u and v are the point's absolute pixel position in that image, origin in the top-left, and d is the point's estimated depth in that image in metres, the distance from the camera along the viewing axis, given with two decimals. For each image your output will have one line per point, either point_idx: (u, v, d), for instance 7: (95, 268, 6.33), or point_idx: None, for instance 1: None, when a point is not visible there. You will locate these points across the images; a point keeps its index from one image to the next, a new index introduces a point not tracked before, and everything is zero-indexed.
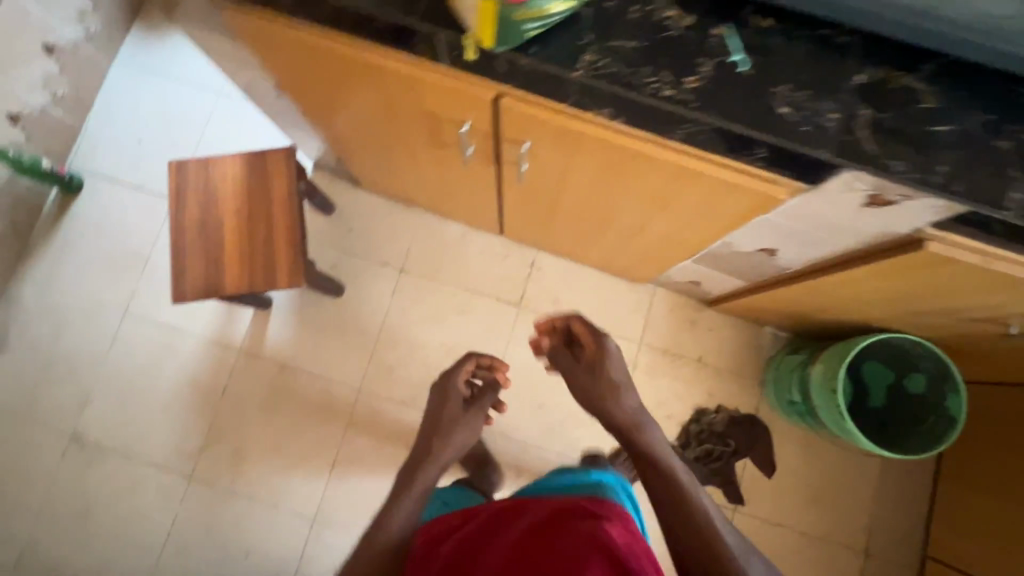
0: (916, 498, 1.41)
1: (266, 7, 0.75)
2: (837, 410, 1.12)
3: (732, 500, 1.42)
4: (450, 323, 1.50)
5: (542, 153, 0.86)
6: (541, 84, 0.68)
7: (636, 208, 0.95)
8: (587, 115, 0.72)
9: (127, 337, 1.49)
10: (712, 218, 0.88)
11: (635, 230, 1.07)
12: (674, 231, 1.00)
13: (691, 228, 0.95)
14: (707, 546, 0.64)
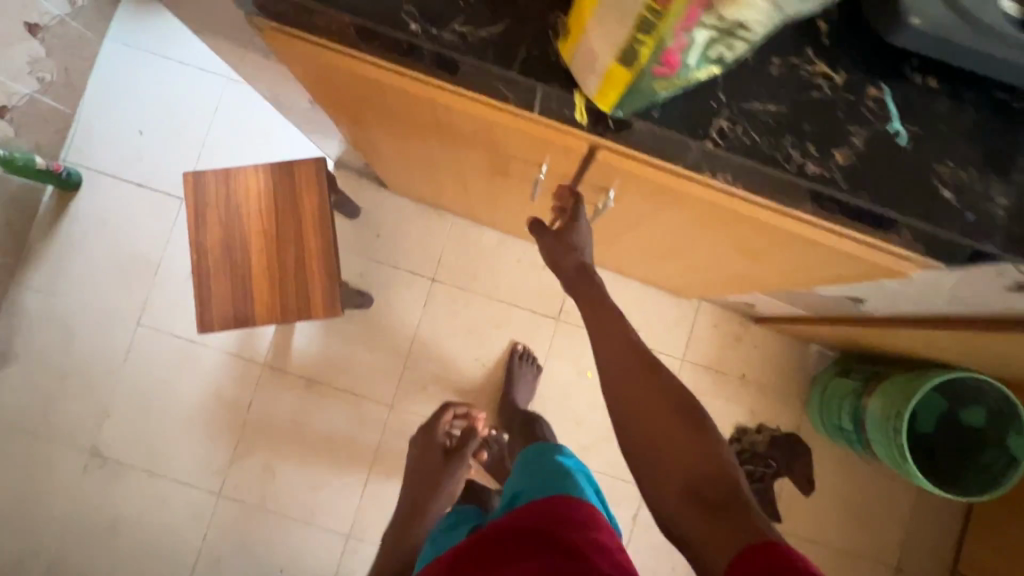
0: (952, 517, 1.42)
1: (319, 36, 0.63)
2: (899, 450, 1.09)
3: (770, 519, 1.41)
4: (485, 336, 1.43)
5: (629, 199, 0.76)
6: (655, 147, 0.58)
7: (720, 253, 0.87)
8: (700, 178, 0.62)
9: (141, 350, 1.41)
10: (810, 273, 0.80)
11: (706, 266, 0.99)
12: (755, 274, 0.92)
13: (777, 275, 0.87)
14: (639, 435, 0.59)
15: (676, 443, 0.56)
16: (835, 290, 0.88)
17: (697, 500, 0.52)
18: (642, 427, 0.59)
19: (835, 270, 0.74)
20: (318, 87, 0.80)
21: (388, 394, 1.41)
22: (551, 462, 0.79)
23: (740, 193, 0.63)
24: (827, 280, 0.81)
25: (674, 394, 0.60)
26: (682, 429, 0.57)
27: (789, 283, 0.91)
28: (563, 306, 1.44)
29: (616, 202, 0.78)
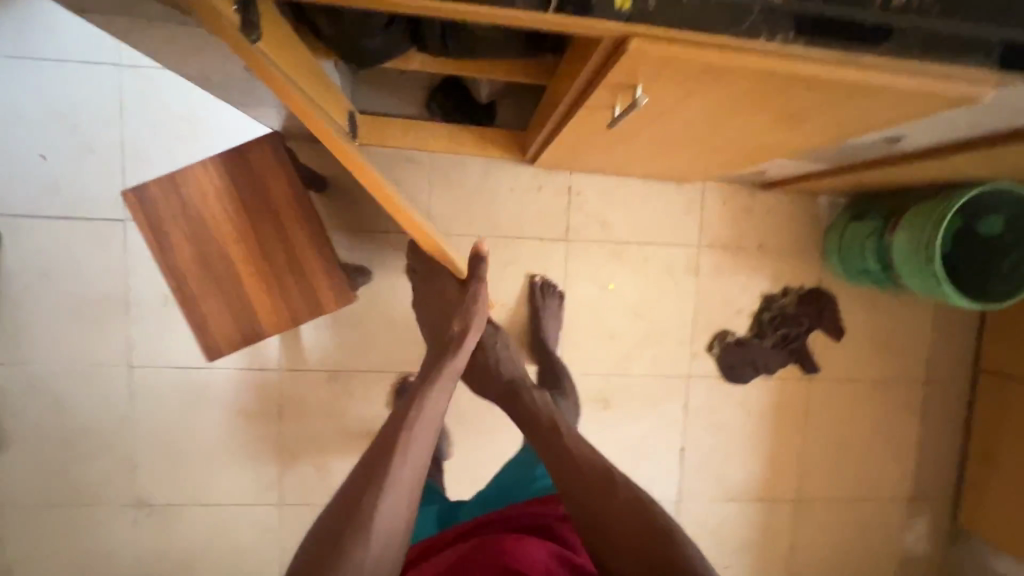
0: (969, 323, 1.50)
1: None
2: (934, 277, 1.10)
3: (809, 372, 1.47)
4: (499, 277, 1.36)
5: (659, 92, 0.67)
6: (708, 20, 0.49)
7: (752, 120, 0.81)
8: (756, 45, 0.54)
9: (144, 391, 1.30)
10: (850, 120, 0.75)
11: (726, 137, 0.93)
12: (784, 133, 0.86)
13: (811, 130, 0.82)
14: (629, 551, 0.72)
15: (647, 539, 0.72)
16: (870, 134, 0.84)
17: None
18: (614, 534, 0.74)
19: (881, 112, 0.70)
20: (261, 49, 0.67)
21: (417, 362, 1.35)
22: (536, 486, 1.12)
23: (806, 52, 0.54)
24: (868, 123, 0.76)
25: (637, 501, 0.76)
26: (646, 534, 0.72)
27: (823, 133, 0.85)
28: (569, 225, 1.37)
29: (648, 100, 0.69)
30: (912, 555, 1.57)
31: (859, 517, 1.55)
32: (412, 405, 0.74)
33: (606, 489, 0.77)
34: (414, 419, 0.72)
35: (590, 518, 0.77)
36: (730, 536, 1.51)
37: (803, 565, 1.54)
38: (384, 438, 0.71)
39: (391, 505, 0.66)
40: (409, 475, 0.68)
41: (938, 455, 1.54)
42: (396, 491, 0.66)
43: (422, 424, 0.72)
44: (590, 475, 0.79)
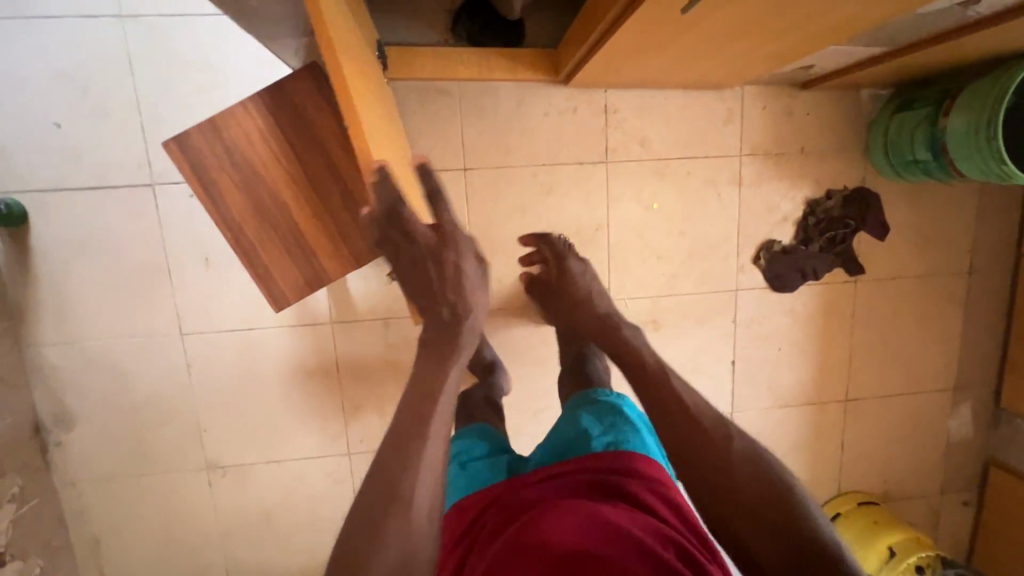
0: (1012, 207, 1.49)
1: None
2: (995, 155, 1.08)
3: (854, 274, 1.47)
4: (541, 208, 1.33)
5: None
6: None
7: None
8: None
9: (200, 357, 1.29)
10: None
11: (792, 18, 0.89)
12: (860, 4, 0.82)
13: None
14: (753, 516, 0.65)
15: (773, 511, 0.64)
16: None
17: (796, 559, 0.62)
18: (728, 501, 0.66)
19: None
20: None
21: None
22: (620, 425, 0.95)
23: None
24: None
25: (755, 465, 0.68)
26: (766, 501, 0.65)
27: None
28: (608, 145, 1.33)
29: None
30: (958, 439, 1.63)
31: (905, 409, 1.59)
32: (431, 384, 0.69)
33: (712, 450, 0.69)
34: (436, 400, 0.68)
35: (703, 487, 0.68)
36: (783, 441, 1.56)
37: (854, 460, 1.60)
38: (404, 421, 0.67)
39: (422, 491, 0.63)
40: (437, 458, 0.65)
41: (982, 341, 1.57)
42: (426, 476, 0.63)
43: (445, 404, 0.68)
44: (702, 431, 0.71)
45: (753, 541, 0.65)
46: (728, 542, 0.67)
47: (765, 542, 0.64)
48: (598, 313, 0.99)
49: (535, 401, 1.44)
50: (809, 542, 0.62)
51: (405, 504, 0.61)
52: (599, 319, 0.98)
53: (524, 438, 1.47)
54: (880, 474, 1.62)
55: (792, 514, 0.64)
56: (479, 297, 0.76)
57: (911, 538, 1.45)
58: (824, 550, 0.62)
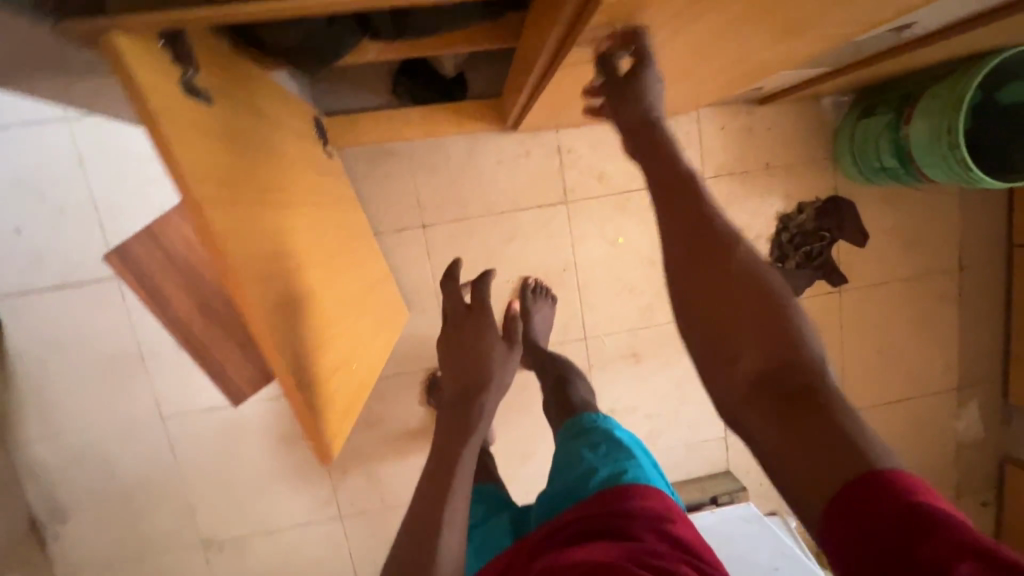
0: (996, 200, 1.44)
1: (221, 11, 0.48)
2: (959, 163, 1.03)
3: (837, 285, 1.43)
4: (505, 254, 1.32)
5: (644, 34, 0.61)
6: None
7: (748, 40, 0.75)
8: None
9: (184, 438, 1.30)
10: (855, 20, 0.69)
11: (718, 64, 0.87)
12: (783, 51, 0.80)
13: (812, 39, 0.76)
14: (732, 316, 0.48)
15: (761, 319, 0.47)
16: (877, 27, 0.78)
17: (775, 383, 0.45)
18: (708, 304, 0.50)
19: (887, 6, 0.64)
20: (220, 88, 0.63)
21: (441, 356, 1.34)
22: (617, 455, 0.89)
23: None
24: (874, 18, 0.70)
25: (760, 269, 0.50)
26: (755, 308, 0.47)
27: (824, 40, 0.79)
28: (566, 184, 1.31)
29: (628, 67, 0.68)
30: (968, 440, 1.57)
31: (909, 414, 1.54)
32: (451, 454, 0.70)
33: (709, 243, 0.51)
34: (456, 467, 0.69)
35: (690, 282, 0.51)
36: None
37: None
38: (426, 494, 0.66)
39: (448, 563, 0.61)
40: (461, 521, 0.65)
41: (982, 339, 1.51)
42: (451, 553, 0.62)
43: (465, 468, 0.69)
44: (709, 216, 0.52)
45: (733, 356, 0.48)
46: (707, 367, 0.49)
47: (743, 355, 0.47)
48: (642, 111, 0.60)
49: (522, 446, 1.43)
50: (803, 370, 0.45)
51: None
52: (639, 123, 0.60)
53: (515, 484, 1.45)
54: None
55: (787, 323, 0.47)
56: (506, 373, 0.82)
57: None
58: (824, 392, 0.43)
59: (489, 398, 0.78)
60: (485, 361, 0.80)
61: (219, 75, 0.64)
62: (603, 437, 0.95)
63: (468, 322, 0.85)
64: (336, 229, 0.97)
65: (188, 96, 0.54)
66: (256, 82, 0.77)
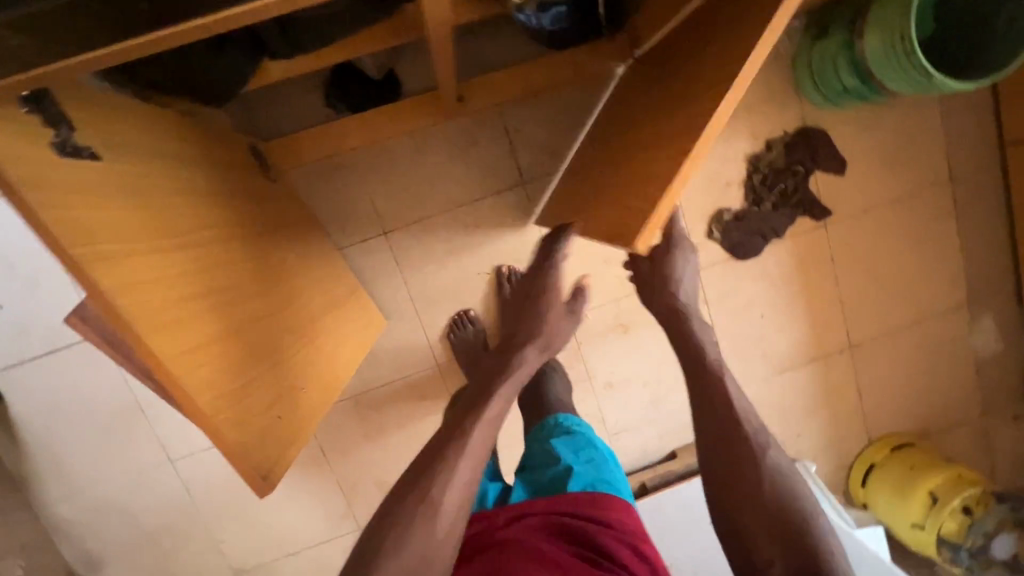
0: (977, 101, 1.36)
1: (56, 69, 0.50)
2: (919, 70, 0.97)
3: (820, 219, 1.37)
4: (471, 247, 1.31)
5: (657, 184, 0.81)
6: None
7: (683, 105, 0.82)
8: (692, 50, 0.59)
9: (195, 477, 1.34)
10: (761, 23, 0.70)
11: (656, 103, 0.92)
12: (700, 72, 0.82)
13: (725, 46, 0.77)
14: (763, 514, 0.74)
15: (782, 519, 0.73)
16: None
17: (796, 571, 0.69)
18: (741, 496, 0.76)
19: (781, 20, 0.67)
20: (109, 139, 0.63)
21: (427, 358, 1.34)
22: (598, 462, 0.97)
23: None
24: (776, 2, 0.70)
25: (783, 476, 0.77)
26: (783, 522, 0.73)
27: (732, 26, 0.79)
28: (520, 165, 1.28)
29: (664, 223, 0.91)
30: (987, 356, 1.50)
31: (920, 339, 1.48)
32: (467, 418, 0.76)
33: (738, 443, 0.79)
34: (485, 414, 0.77)
35: (728, 481, 0.78)
36: (796, 406, 1.47)
37: (877, 405, 1.50)
38: (448, 434, 0.75)
39: (452, 496, 0.70)
40: (475, 459, 0.73)
41: (985, 248, 1.43)
42: (445, 511, 0.69)
43: (479, 433, 0.75)
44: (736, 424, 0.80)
45: (756, 548, 0.73)
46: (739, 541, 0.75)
47: (771, 544, 0.72)
48: (670, 300, 0.91)
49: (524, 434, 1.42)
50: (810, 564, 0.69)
51: (435, 507, 0.69)
52: (671, 310, 0.91)
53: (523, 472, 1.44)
54: (912, 411, 1.51)
55: (810, 534, 0.72)
56: (559, 335, 0.92)
57: (953, 478, 1.33)
58: None
59: (531, 350, 0.88)
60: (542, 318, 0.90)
61: (106, 126, 0.63)
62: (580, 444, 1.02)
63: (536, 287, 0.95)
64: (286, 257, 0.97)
65: (64, 157, 0.54)
66: (161, 127, 0.76)
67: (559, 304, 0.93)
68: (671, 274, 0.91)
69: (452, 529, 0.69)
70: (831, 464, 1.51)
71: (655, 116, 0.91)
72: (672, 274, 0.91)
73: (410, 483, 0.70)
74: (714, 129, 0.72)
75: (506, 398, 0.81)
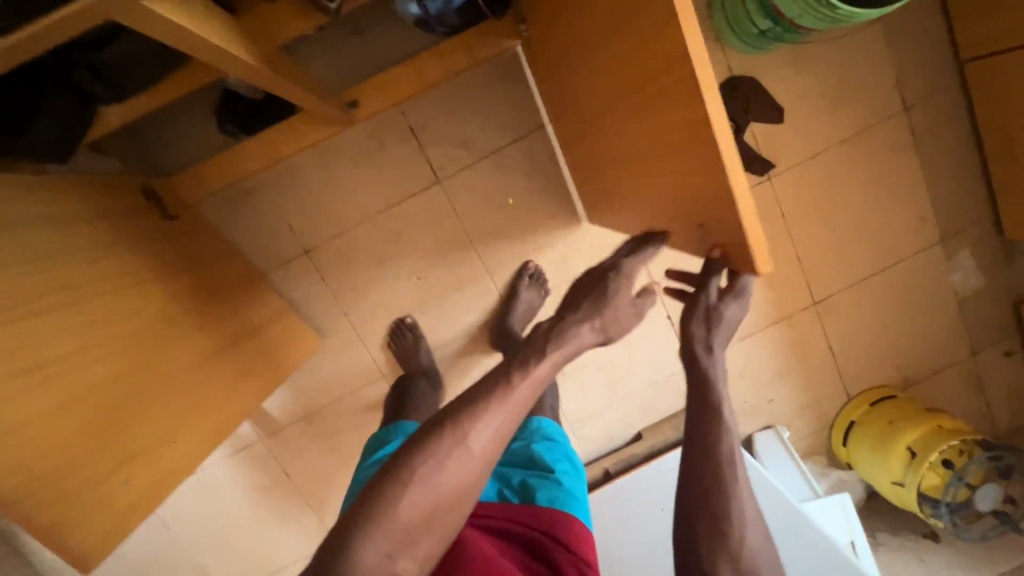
0: (925, 17, 1.23)
1: None
2: (823, 3, 0.87)
3: (761, 173, 1.28)
4: (397, 255, 1.27)
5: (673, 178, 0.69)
6: None
7: (651, 114, 0.71)
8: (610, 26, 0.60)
9: (172, 511, 1.37)
10: (668, 18, 0.59)
11: (622, 111, 0.81)
12: (635, 74, 0.71)
13: (645, 47, 0.66)
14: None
15: None
16: None
17: None
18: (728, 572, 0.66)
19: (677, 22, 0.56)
20: None
21: (372, 371, 1.33)
22: (570, 481, 0.97)
23: None
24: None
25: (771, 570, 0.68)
26: None
27: (631, 19, 0.66)
28: (432, 163, 1.23)
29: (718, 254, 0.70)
30: (969, 293, 1.39)
31: (893, 285, 1.38)
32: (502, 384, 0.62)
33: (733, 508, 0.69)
34: (537, 369, 0.63)
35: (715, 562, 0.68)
36: (763, 370, 1.41)
37: (853, 359, 1.41)
38: (492, 378, 0.63)
39: (488, 442, 0.58)
40: (510, 417, 0.60)
41: (952, 178, 1.32)
42: (453, 469, 0.57)
43: (513, 407, 0.61)
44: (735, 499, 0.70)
45: None
46: None
47: None
48: (705, 334, 0.73)
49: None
50: None
51: (466, 448, 0.57)
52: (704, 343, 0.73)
53: None
54: (892, 362, 1.42)
55: None
56: (618, 324, 0.71)
57: (931, 431, 1.24)
58: None
59: (590, 327, 0.69)
60: (607, 304, 0.70)
61: None
62: (549, 456, 1.01)
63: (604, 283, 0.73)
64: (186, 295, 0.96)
65: None
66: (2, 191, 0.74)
67: (629, 288, 0.72)
68: (719, 320, 0.72)
69: (482, 478, 0.58)
70: (809, 425, 1.45)
71: (630, 125, 0.81)
72: (725, 317, 0.72)
73: (437, 421, 0.59)
74: (724, 143, 0.59)
75: (560, 360, 0.65)
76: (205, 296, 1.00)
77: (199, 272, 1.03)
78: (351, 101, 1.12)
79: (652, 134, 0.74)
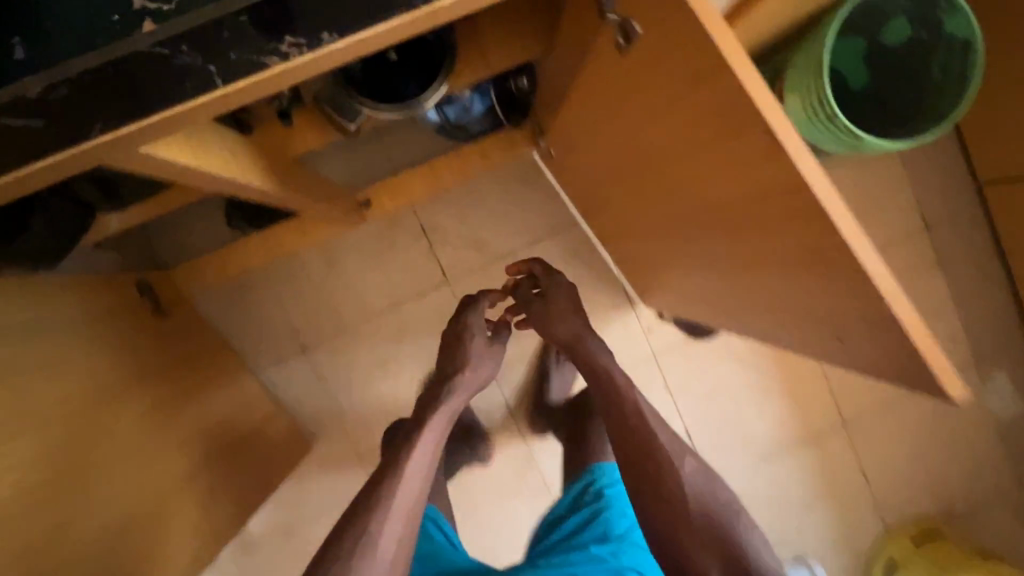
0: (938, 142, 1.23)
1: None
2: (849, 134, 0.85)
3: None
4: (399, 357, 1.20)
5: (780, 291, 0.59)
6: (157, 77, 0.36)
7: (723, 214, 0.56)
8: (667, 137, 0.56)
9: None
10: (743, 128, 0.44)
11: (669, 212, 0.70)
12: (691, 175, 0.56)
13: (704, 150, 0.51)
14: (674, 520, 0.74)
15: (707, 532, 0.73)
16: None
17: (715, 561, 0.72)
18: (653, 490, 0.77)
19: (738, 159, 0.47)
20: None
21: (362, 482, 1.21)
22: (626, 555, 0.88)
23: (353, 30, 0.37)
24: (721, 98, 0.43)
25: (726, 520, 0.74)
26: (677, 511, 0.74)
27: (677, 120, 0.52)
28: (441, 263, 1.20)
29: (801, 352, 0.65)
30: (1008, 420, 1.29)
31: (925, 406, 1.29)
32: (394, 474, 0.76)
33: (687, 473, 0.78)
34: (420, 440, 0.81)
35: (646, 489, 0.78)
36: (789, 496, 1.28)
37: (888, 487, 1.29)
38: (382, 475, 0.76)
39: (394, 531, 0.70)
40: (410, 499, 0.74)
41: (981, 298, 1.27)
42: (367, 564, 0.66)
43: (406, 489, 0.74)
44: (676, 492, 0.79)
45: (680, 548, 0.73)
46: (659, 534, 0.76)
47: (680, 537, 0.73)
48: (565, 329, 0.91)
49: (450, 482, 1.23)
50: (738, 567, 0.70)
51: (372, 549, 0.68)
52: (571, 335, 0.91)
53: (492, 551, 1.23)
54: (932, 492, 1.30)
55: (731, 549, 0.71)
56: (481, 370, 0.93)
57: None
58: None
59: (460, 385, 0.90)
60: (466, 356, 0.92)
61: None
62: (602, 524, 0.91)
63: (459, 342, 0.93)
64: (174, 401, 0.88)
65: None
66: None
67: (475, 339, 0.93)
68: (556, 306, 0.92)
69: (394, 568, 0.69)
70: (845, 562, 1.29)
71: (683, 224, 0.69)
72: (556, 301, 0.93)
73: (346, 522, 0.71)
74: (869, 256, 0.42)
75: (438, 433, 0.83)
76: (191, 402, 0.92)
77: (192, 372, 0.97)
78: (364, 200, 1.10)
79: (720, 256, 0.66)
